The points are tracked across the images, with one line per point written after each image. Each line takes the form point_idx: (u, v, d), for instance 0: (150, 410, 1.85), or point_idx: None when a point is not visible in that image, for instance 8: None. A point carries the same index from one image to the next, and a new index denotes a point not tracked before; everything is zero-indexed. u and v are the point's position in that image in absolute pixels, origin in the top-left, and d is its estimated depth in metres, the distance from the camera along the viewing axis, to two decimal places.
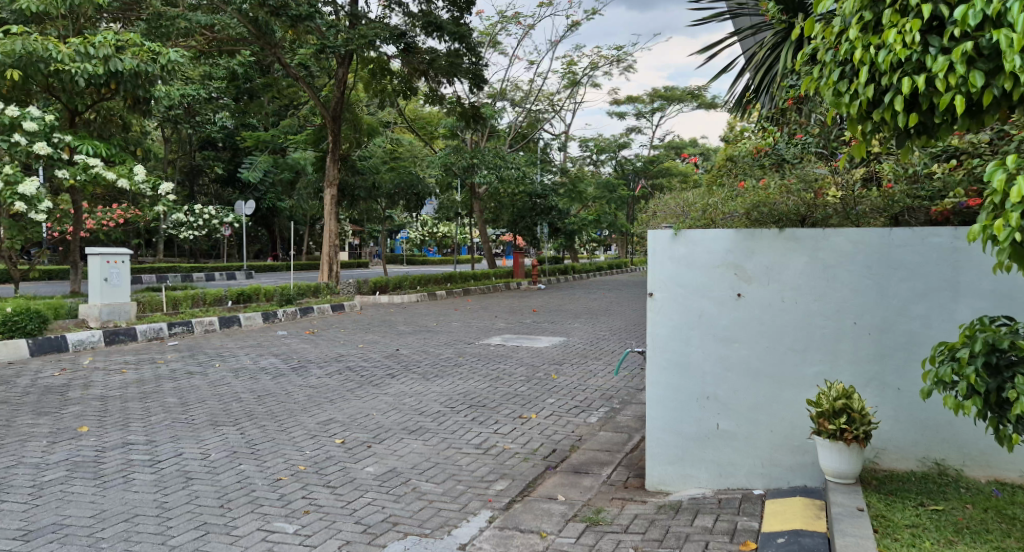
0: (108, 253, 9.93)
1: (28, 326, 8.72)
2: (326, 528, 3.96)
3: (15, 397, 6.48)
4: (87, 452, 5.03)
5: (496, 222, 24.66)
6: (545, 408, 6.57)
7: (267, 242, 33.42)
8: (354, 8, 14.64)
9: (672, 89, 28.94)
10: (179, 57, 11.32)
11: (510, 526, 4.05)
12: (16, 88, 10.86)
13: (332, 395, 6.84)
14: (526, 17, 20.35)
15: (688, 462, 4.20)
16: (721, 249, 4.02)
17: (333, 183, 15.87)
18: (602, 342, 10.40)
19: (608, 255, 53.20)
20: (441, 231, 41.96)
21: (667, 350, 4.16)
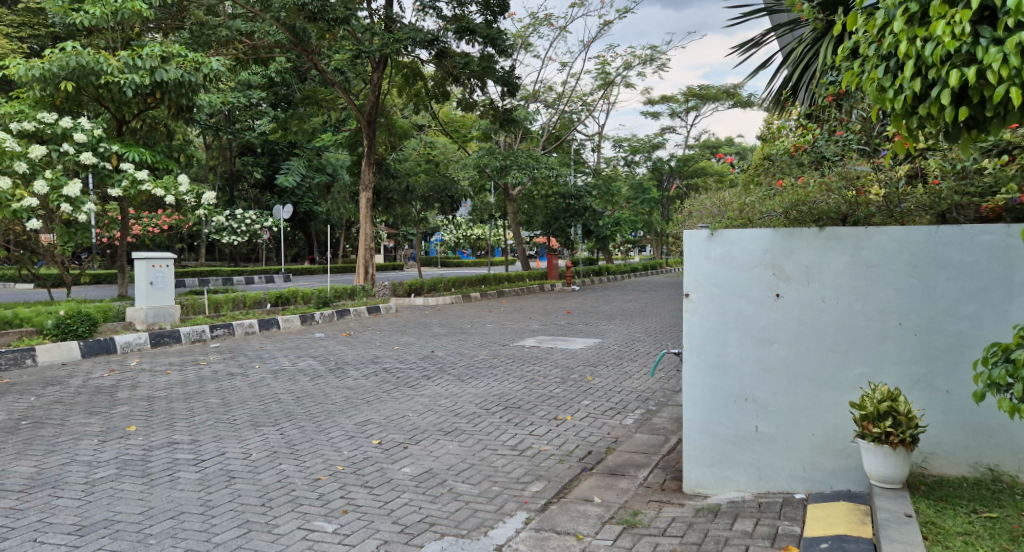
0: (154, 256, 10.15)
1: (80, 329, 8.97)
2: (365, 528, 4.02)
3: (68, 397, 6.67)
4: (135, 450, 5.16)
5: (529, 223, 24.70)
6: (580, 410, 6.56)
7: (304, 246, 33.85)
8: (389, 12, 14.80)
9: (707, 88, 28.62)
10: (221, 66, 11.48)
11: (547, 528, 4.06)
12: (68, 100, 11.20)
13: (369, 396, 6.94)
14: (559, 18, 20.29)
15: (726, 465, 4.17)
16: (758, 249, 4.00)
17: (369, 186, 16.04)
18: (636, 343, 10.39)
19: (642, 255, 52.89)
20: (476, 233, 42.23)
21: (703, 352, 4.15)
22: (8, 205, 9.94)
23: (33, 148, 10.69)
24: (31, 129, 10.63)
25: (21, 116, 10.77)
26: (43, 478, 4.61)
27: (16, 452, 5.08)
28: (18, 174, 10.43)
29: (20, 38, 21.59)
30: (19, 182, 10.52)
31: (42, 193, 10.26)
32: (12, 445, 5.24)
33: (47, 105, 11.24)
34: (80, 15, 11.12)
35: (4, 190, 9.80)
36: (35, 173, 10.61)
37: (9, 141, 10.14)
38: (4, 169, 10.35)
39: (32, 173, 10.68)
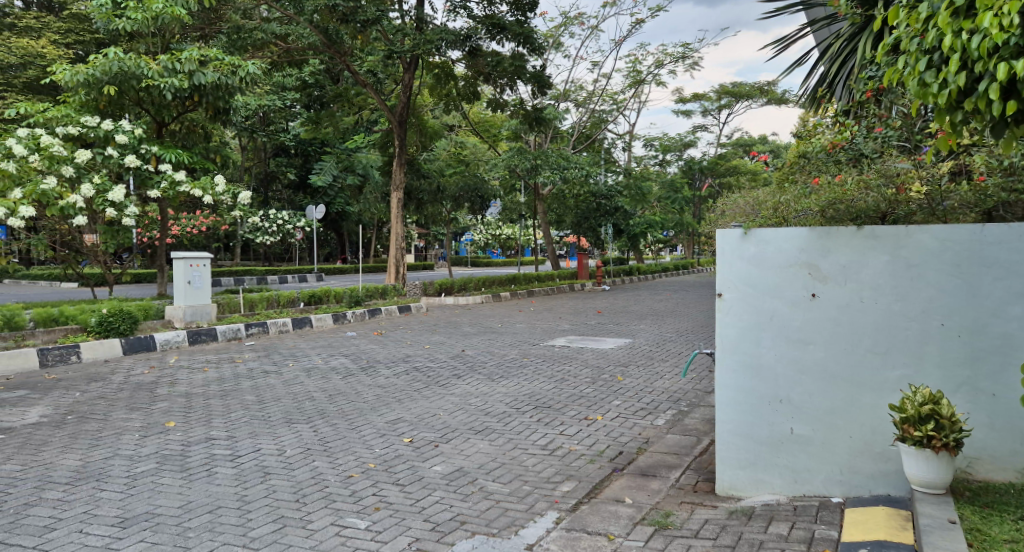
0: (192, 256, 10.34)
1: (122, 327, 9.14)
2: (396, 525, 4.05)
3: (110, 393, 6.82)
4: (174, 445, 5.26)
5: (559, 223, 24.65)
6: (610, 410, 6.53)
7: (335, 245, 34.15)
8: (420, 12, 14.86)
9: (740, 85, 28.31)
10: (257, 69, 11.63)
11: (578, 528, 4.06)
12: (111, 104, 11.45)
13: (401, 395, 6.98)
14: (590, 16, 20.18)
15: (760, 466, 4.13)
16: (794, 249, 3.95)
17: (400, 186, 16.12)
18: (667, 344, 10.33)
19: (674, 255, 52.58)
20: (506, 233, 42.33)
21: (735, 352, 4.11)
22: (54, 204, 10.21)
23: (79, 152, 10.92)
24: (75, 133, 10.87)
25: (66, 120, 11.03)
26: (87, 471, 4.72)
27: (61, 446, 5.21)
28: (65, 178, 10.67)
29: (67, 44, 22.21)
30: (65, 184, 10.75)
31: (88, 196, 10.49)
32: (58, 439, 5.38)
33: (91, 108, 11.52)
34: (122, 21, 11.40)
35: (50, 189, 10.11)
36: (81, 177, 10.86)
37: (56, 145, 10.40)
38: (50, 171, 10.64)
39: (77, 177, 10.85)
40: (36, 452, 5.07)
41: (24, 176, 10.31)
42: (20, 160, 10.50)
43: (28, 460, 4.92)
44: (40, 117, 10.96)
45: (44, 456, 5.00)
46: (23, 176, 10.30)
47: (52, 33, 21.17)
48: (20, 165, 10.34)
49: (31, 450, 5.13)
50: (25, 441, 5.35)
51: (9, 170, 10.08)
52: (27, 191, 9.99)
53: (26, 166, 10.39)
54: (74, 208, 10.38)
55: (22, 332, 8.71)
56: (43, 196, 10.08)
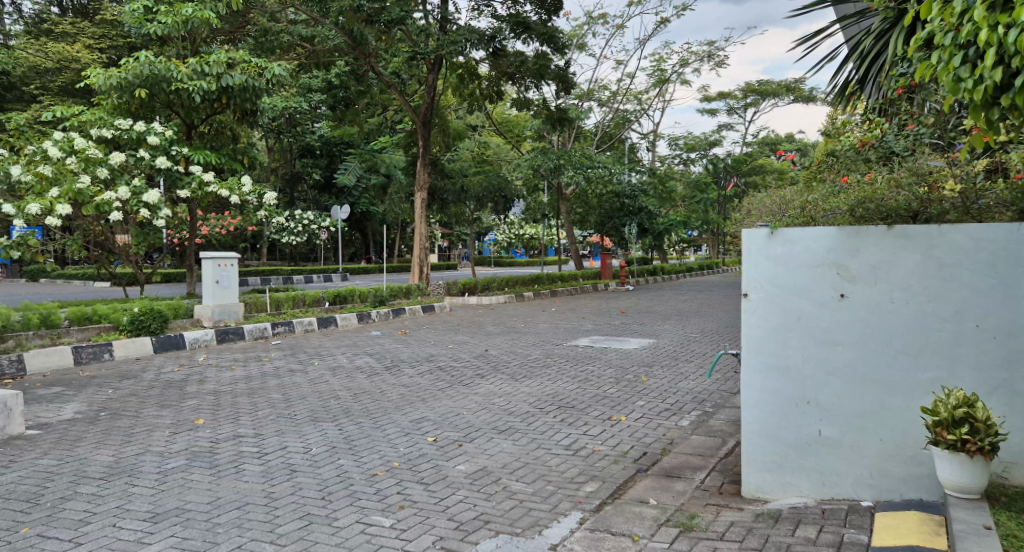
0: (220, 255, 10.49)
1: (153, 325, 9.28)
2: (421, 524, 4.06)
3: (141, 391, 6.92)
4: (203, 442, 5.33)
5: (583, 223, 24.58)
6: (635, 410, 6.51)
7: (360, 245, 34.39)
8: (444, 13, 14.89)
9: (766, 83, 28.06)
10: (283, 70, 11.72)
11: (602, 529, 4.05)
12: (143, 106, 11.63)
13: (425, 394, 7.00)
14: (614, 15, 20.09)
15: (787, 469, 4.09)
16: (822, 248, 3.91)
17: (424, 186, 16.16)
18: (692, 344, 10.25)
19: (699, 255, 52.28)
20: (529, 233, 42.32)
21: (762, 353, 4.09)
22: (89, 202, 10.38)
23: (113, 155, 11.12)
24: (110, 136, 11.20)
25: (99, 123, 11.30)
26: (119, 466, 4.80)
27: (95, 441, 5.30)
28: (99, 179, 10.85)
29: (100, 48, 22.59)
30: (100, 185, 10.94)
31: (124, 196, 10.65)
32: (92, 435, 5.47)
33: (123, 112, 11.73)
34: (153, 25, 11.58)
35: (85, 189, 10.31)
36: (115, 178, 11.01)
37: (91, 148, 10.70)
38: (85, 173, 10.84)
39: (112, 178, 11.08)
40: (71, 448, 5.17)
41: (60, 178, 10.55)
42: (56, 162, 10.71)
43: (64, 455, 5.02)
44: (75, 121, 11.21)
45: (79, 451, 5.10)
46: (59, 177, 10.53)
47: (87, 38, 21.59)
48: (56, 168, 10.58)
49: (66, 445, 5.22)
50: (60, 436, 5.46)
51: (45, 173, 10.38)
52: (63, 190, 10.19)
53: (63, 168, 10.63)
54: (110, 205, 10.53)
55: (57, 330, 8.81)
56: (79, 195, 10.29)
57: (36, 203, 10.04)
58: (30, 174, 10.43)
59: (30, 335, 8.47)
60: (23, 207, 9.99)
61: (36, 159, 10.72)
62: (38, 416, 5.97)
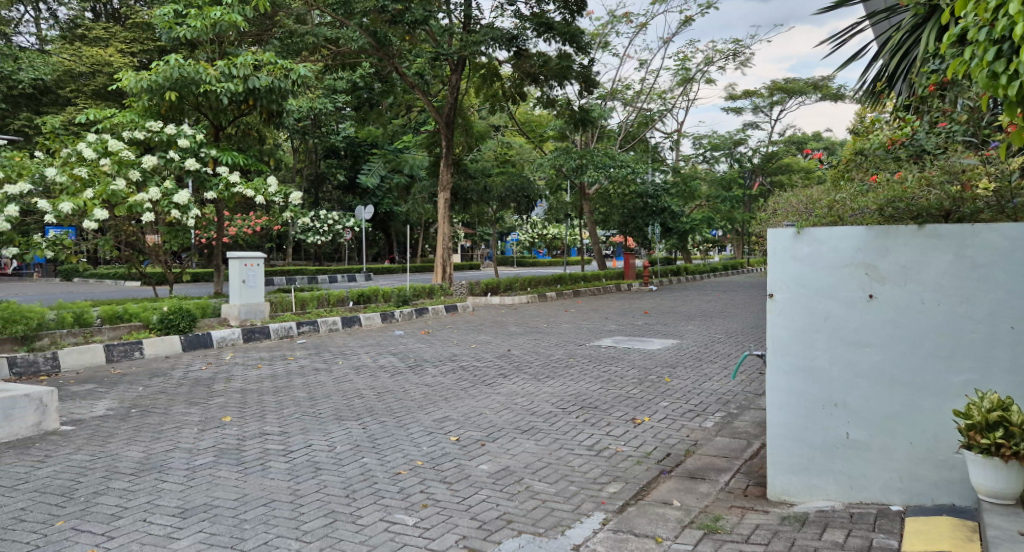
0: (246, 255, 10.61)
1: (181, 324, 9.40)
2: (444, 522, 4.07)
3: (169, 388, 7.01)
4: (230, 439, 5.39)
5: (606, 223, 24.50)
6: (658, 411, 6.48)
7: (384, 245, 34.57)
8: (468, 14, 14.92)
9: (793, 81, 27.81)
10: (309, 72, 11.81)
11: (625, 530, 4.03)
12: (172, 109, 11.79)
13: (448, 394, 7.02)
14: (638, 14, 20.01)
15: (813, 471, 4.05)
16: (851, 248, 3.87)
17: (447, 186, 16.19)
18: (716, 345, 10.17)
19: (723, 255, 51.91)
20: (552, 232, 42.28)
21: (788, 354, 4.05)
22: (123, 204, 10.61)
23: (144, 157, 11.29)
24: (142, 137, 11.26)
25: (132, 125, 11.36)
26: (149, 462, 4.86)
27: (126, 438, 5.38)
28: (132, 181, 11.03)
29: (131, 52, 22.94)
30: (132, 187, 11.09)
31: (156, 196, 10.81)
32: (123, 431, 5.56)
33: (153, 114, 11.83)
34: (183, 29, 11.72)
35: (119, 189, 10.51)
36: (147, 180, 11.19)
37: (124, 150, 10.81)
38: (119, 175, 10.99)
39: (144, 181, 11.25)
40: (103, 443, 5.25)
41: (95, 179, 10.80)
42: (91, 164, 10.92)
43: (96, 450, 5.10)
44: (108, 122, 11.31)
45: (111, 447, 5.17)
46: (94, 179, 10.77)
47: (118, 43, 21.94)
48: (92, 169, 10.82)
49: (98, 441, 5.30)
50: (93, 432, 5.54)
51: (81, 175, 10.60)
52: (97, 192, 10.39)
53: (98, 169, 10.85)
54: (142, 206, 10.72)
55: (89, 328, 8.93)
56: (113, 196, 10.50)
57: (70, 203, 10.16)
58: (65, 175, 10.61)
59: (64, 333, 8.60)
60: (57, 207, 10.10)
61: (70, 160, 10.88)
62: (71, 412, 6.07)
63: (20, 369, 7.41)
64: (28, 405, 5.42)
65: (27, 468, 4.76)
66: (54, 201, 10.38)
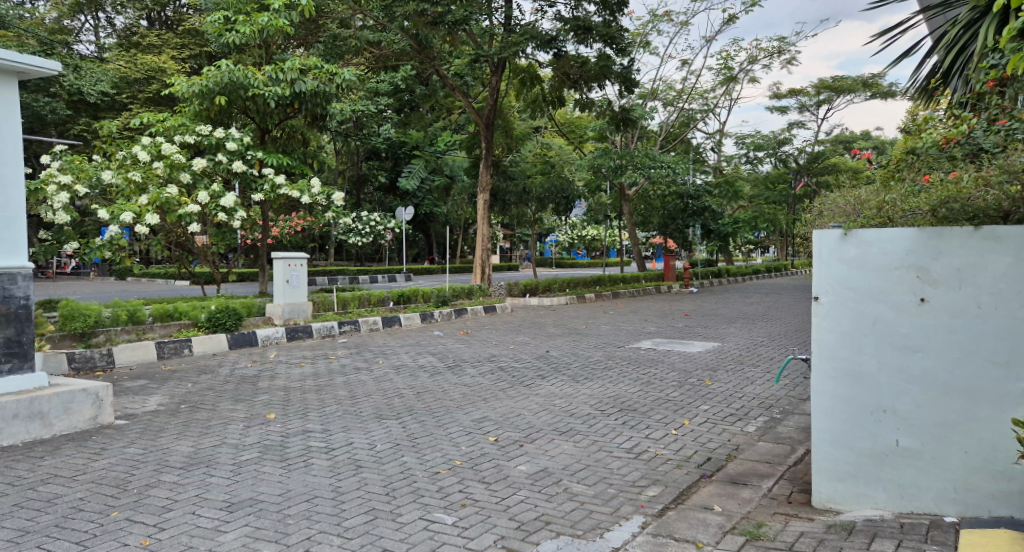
0: (290, 255, 10.79)
1: (228, 322, 9.61)
2: (482, 522, 4.07)
3: (216, 385, 7.14)
4: (274, 436, 5.46)
5: (645, 224, 24.30)
6: (698, 414, 6.39)
7: (423, 246, 34.81)
8: (508, 14, 14.86)
9: (841, 79, 27.27)
10: (353, 75, 11.97)
11: (665, 534, 3.98)
12: (220, 112, 12.04)
13: (486, 394, 7.03)
14: (680, 13, 19.80)
15: (862, 479, 3.96)
16: (901, 249, 3.77)
17: (486, 187, 16.17)
18: (759, 348, 10.01)
19: (765, 257, 51.07)
20: (591, 234, 42.10)
21: (835, 359, 3.97)
22: (174, 211, 10.81)
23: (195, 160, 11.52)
24: (192, 141, 11.49)
25: (183, 129, 11.66)
26: (198, 457, 4.96)
27: (176, 433, 5.49)
28: (183, 185, 11.26)
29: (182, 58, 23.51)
30: (184, 191, 11.35)
31: (204, 202, 10.97)
32: (173, 426, 5.67)
33: (203, 118, 12.12)
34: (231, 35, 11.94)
35: (172, 197, 10.72)
36: (197, 184, 11.42)
37: (176, 154, 11.09)
38: (171, 178, 11.28)
39: (194, 184, 11.51)
40: (154, 438, 5.36)
41: (148, 183, 11.04)
42: (145, 167, 11.20)
43: (148, 444, 5.20)
44: (160, 126, 11.62)
45: (162, 442, 5.27)
46: (148, 182, 10.98)
47: (170, 49, 22.54)
48: (145, 172, 11.04)
49: (150, 436, 5.42)
50: (145, 426, 5.67)
51: (135, 178, 10.83)
52: (152, 198, 10.63)
53: (151, 173, 11.08)
54: (191, 216, 10.87)
55: (142, 326, 9.05)
56: (166, 203, 10.69)
57: (128, 210, 10.37)
58: (119, 179, 10.86)
59: (118, 331, 8.71)
60: (118, 213, 10.33)
61: (126, 163, 11.26)
62: (125, 407, 6.22)
63: (78, 364, 7.61)
64: (85, 399, 5.55)
65: (84, 460, 4.89)
66: (112, 207, 10.55)
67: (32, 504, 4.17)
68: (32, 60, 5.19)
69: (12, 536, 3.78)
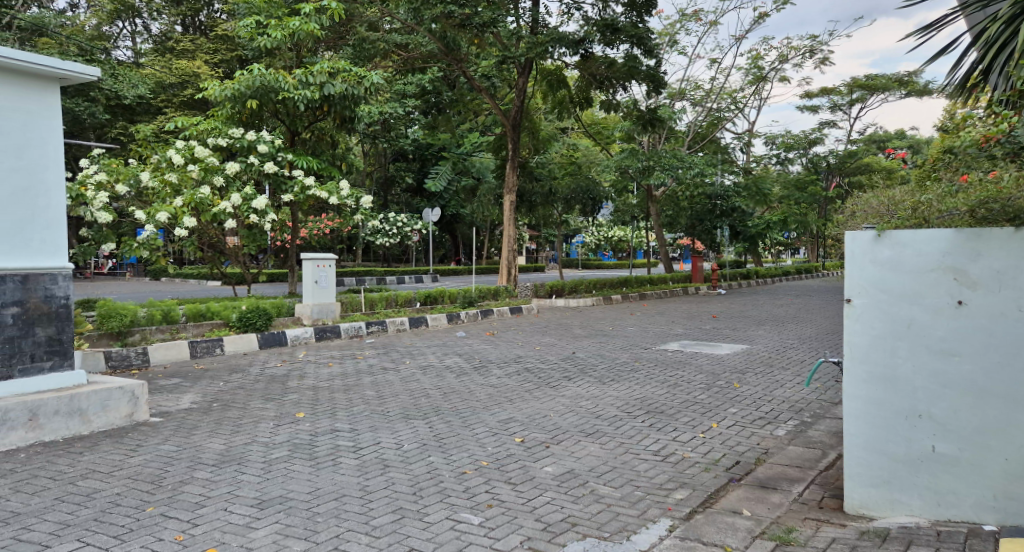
0: (319, 256, 10.85)
1: (259, 322, 9.70)
2: (509, 523, 4.05)
3: (246, 384, 7.20)
4: (303, 435, 5.49)
5: (672, 226, 24.14)
6: (727, 417, 6.32)
7: (449, 247, 34.88)
8: (535, 15, 14.82)
9: (874, 77, 26.89)
10: (380, 78, 12.00)
11: (693, 538, 3.94)
12: (251, 115, 12.18)
13: (512, 395, 7.02)
14: (709, 12, 19.61)
15: (896, 485, 3.88)
16: (937, 250, 3.69)
17: (513, 188, 16.16)
18: (789, 351, 9.88)
19: (795, 258, 50.52)
20: (618, 235, 41.91)
21: (868, 362, 3.90)
22: (208, 211, 10.97)
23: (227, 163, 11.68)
24: (224, 144, 11.66)
25: (216, 132, 11.82)
26: (230, 454, 5.00)
27: (208, 430, 5.54)
28: (216, 187, 11.42)
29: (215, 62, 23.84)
30: (217, 193, 11.50)
31: (237, 203, 11.13)
32: (205, 424, 5.73)
33: (235, 121, 12.28)
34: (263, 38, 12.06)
35: (205, 197, 10.87)
36: (230, 186, 11.56)
37: (209, 157, 11.26)
38: (205, 181, 11.46)
39: (227, 186, 11.67)
40: (188, 435, 5.41)
41: (183, 185, 11.21)
42: (179, 169, 11.33)
43: (182, 442, 5.26)
44: (194, 130, 11.80)
45: (195, 439, 5.33)
46: (183, 184, 11.14)
47: (204, 54, 22.87)
48: (180, 175, 11.22)
49: (183, 433, 5.48)
50: (179, 424, 5.73)
51: (171, 180, 11.10)
52: (186, 199, 10.75)
53: (185, 175, 11.23)
54: (225, 214, 11.06)
55: (176, 326, 9.16)
56: (200, 203, 10.86)
57: (164, 210, 10.53)
58: (156, 181, 11.12)
59: (153, 330, 8.85)
60: (153, 214, 10.56)
61: (161, 165, 11.43)
62: (159, 405, 6.30)
63: (115, 362, 7.73)
64: (122, 396, 5.63)
65: (120, 456, 4.95)
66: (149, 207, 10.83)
67: (71, 499, 4.23)
68: (73, 66, 5.25)
69: (54, 529, 3.85)
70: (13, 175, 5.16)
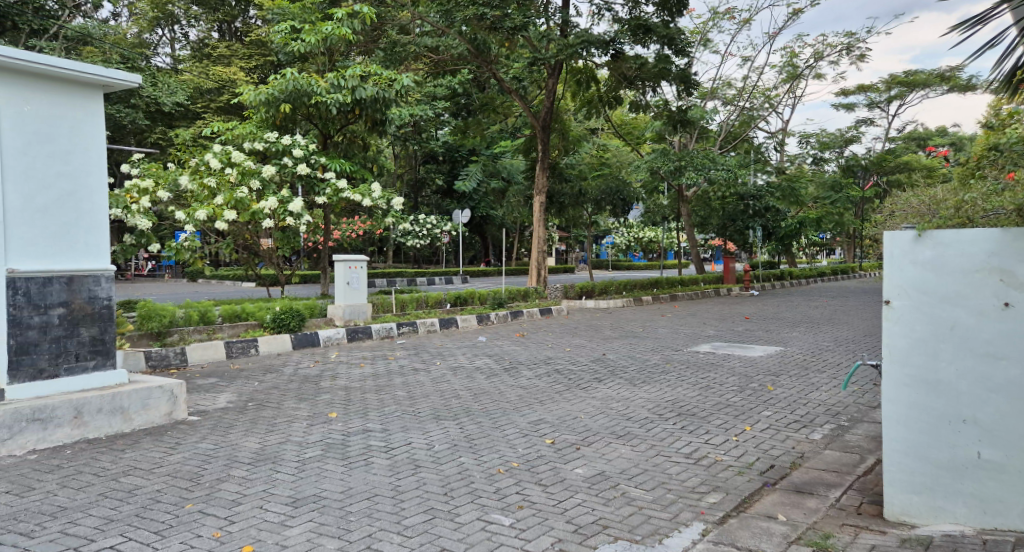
0: (351, 258, 10.88)
1: (292, 323, 9.76)
2: (540, 524, 4.02)
3: (280, 384, 7.26)
4: (336, 435, 5.50)
5: (704, 226, 23.92)
6: (760, 420, 6.22)
7: (479, 248, 34.92)
8: (566, 16, 14.75)
9: (914, 73, 26.39)
10: (411, 81, 12.01)
11: (727, 542, 3.87)
12: (284, 119, 12.29)
13: (542, 396, 6.98)
14: (742, 10, 19.35)
15: (939, 492, 3.77)
16: (982, 250, 3.58)
17: (543, 189, 16.12)
18: (824, 353, 9.70)
19: (830, 258, 49.74)
20: (649, 236, 41.61)
21: (908, 366, 3.80)
22: (247, 210, 11.06)
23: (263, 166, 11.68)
24: (260, 148, 11.80)
25: (251, 136, 11.94)
26: (264, 453, 5.03)
27: (244, 429, 5.59)
28: (253, 190, 11.47)
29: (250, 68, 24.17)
30: (254, 196, 11.54)
31: (274, 205, 11.16)
32: (241, 423, 5.78)
33: (269, 125, 12.42)
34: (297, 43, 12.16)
35: (245, 197, 10.99)
36: (266, 188, 11.56)
37: (247, 160, 11.31)
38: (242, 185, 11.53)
39: (263, 189, 11.65)
40: (224, 434, 5.46)
41: (221, 189, 11.32)
42: (218, 173, 11.44)
43: (219, 440, 5.31)
44: (229, 135, 11.92)
45: (231, 438, 5.38)
46: (220, 188, 11.28)
47: (239, 60, 23.19)
48: (219, 180, 11.34)
49: (220, 432, 5.53)
50: (216, 423, 5.79)
51: (209, 184, 11.23)
52: (225, 198, 10.90)
53: (224, 180, 11.35)
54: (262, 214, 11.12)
55: (212, 326, 9.26)
56: (240, 203, 10.96)
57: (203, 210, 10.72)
58: (196, 184, 11.29)
59: (190, 330, 8.97)
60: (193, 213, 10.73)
61: (200, 169, 11.54)
62: (196, 403, 6.38)
63: (154, 362, 7.84)
64: (161, 395, 5.71)
65: (160, 453, 5.01)
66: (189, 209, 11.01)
67: (113, 494, 4.29)
68: (116, 74, 5.33)
69: (97, 524, 3.89)
70: (57, 179, 5.24)
